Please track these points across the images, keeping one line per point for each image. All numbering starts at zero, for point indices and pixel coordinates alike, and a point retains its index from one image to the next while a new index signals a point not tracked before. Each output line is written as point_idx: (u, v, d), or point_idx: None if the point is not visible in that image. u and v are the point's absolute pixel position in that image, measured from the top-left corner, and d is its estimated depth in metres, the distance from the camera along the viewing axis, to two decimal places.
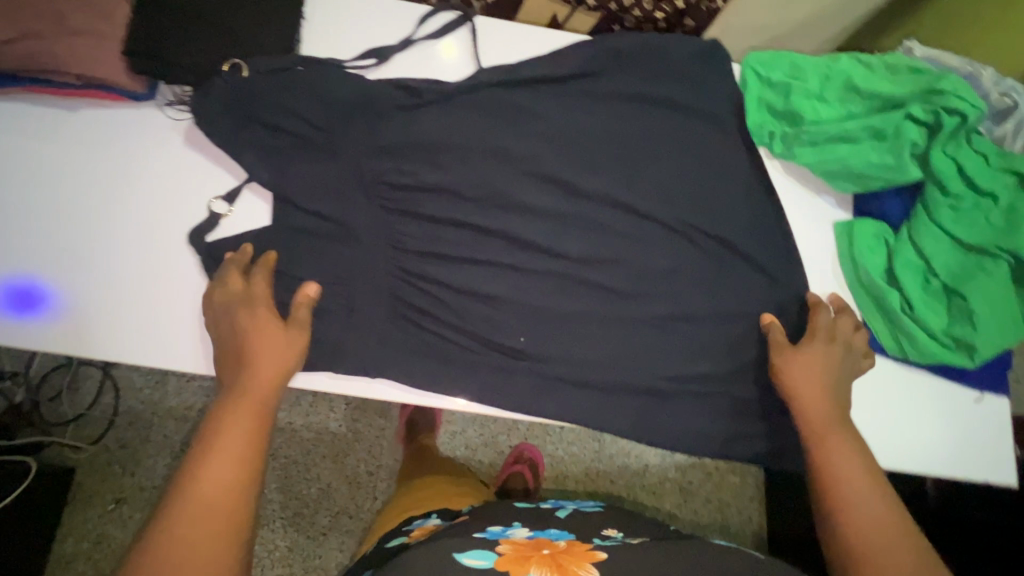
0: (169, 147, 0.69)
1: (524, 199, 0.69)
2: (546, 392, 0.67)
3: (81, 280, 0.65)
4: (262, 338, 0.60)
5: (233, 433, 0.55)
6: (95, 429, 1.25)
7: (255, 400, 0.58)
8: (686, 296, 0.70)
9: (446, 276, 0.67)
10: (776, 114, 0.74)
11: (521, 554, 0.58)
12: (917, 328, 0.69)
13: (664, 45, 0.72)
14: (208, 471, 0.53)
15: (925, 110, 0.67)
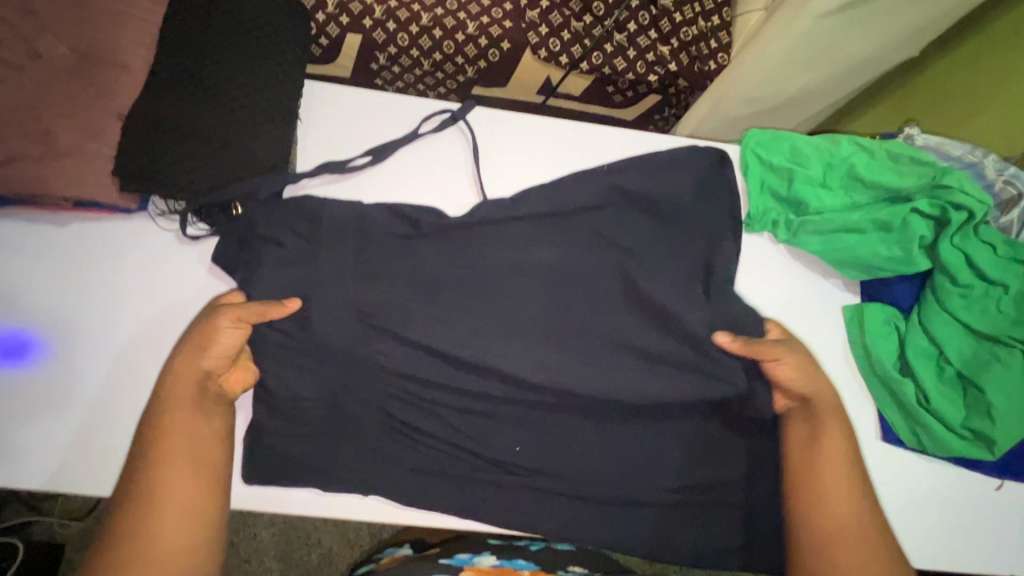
0: (135, 254, 0.67)
1: (524, 302, 0.67)
2: (547, 498, 0.66)
3: (70, 405, 0.62)
4: (184, 353, 0.59)
5: (184, 432, 0.57)
6: (86, 502, 1.20)
7: (188, 373, 0.59)
8: (699, 395, 0.68)
9: (446, 387, 0.66)
10: (780, 200, 0.74)
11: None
12: (935, 421, 0.68)
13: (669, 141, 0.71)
14: (165, 475, 0.55)
15: (931, 205, 0.66)
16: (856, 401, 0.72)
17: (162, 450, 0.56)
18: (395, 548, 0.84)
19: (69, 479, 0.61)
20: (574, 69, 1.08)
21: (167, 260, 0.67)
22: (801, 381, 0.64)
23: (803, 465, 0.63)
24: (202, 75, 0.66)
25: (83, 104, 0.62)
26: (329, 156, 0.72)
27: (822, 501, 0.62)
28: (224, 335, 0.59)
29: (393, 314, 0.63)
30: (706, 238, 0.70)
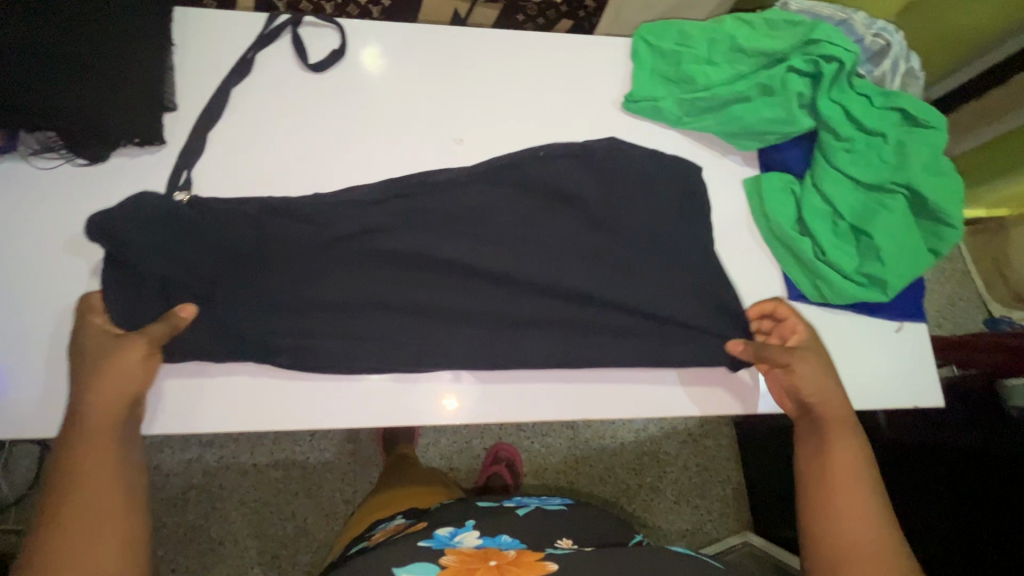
0: (18, 207, 0.64)
1: (431, 216, 0.67)
2: (488, 394, 0.67)
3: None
4: (103, 358, 0.57)
5: (90, 499, 0.51)
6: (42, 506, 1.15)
7: (97, 435, 0.54)
8: (610, 277, 0.69)
9: (364, 307, 0.65)
10: (670, 81, 0.76)
11: (466, 566, 0.62)
12: (832, 272, 0.71)
13: (579, 43, 0.79)
14: (77, 526, 0.49)
15: (806, 62, 0.69)
16: (765, 268, 0.75)
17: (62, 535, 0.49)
18: (388, 521, 0.89)
19: None
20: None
21: (48, 213, 0.64)
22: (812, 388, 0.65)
23: (822, 473, 0.62)
24: None
25: None
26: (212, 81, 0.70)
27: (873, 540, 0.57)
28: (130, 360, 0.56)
29: (294, 245, 0.64)
30: (596, 165, 0.70)
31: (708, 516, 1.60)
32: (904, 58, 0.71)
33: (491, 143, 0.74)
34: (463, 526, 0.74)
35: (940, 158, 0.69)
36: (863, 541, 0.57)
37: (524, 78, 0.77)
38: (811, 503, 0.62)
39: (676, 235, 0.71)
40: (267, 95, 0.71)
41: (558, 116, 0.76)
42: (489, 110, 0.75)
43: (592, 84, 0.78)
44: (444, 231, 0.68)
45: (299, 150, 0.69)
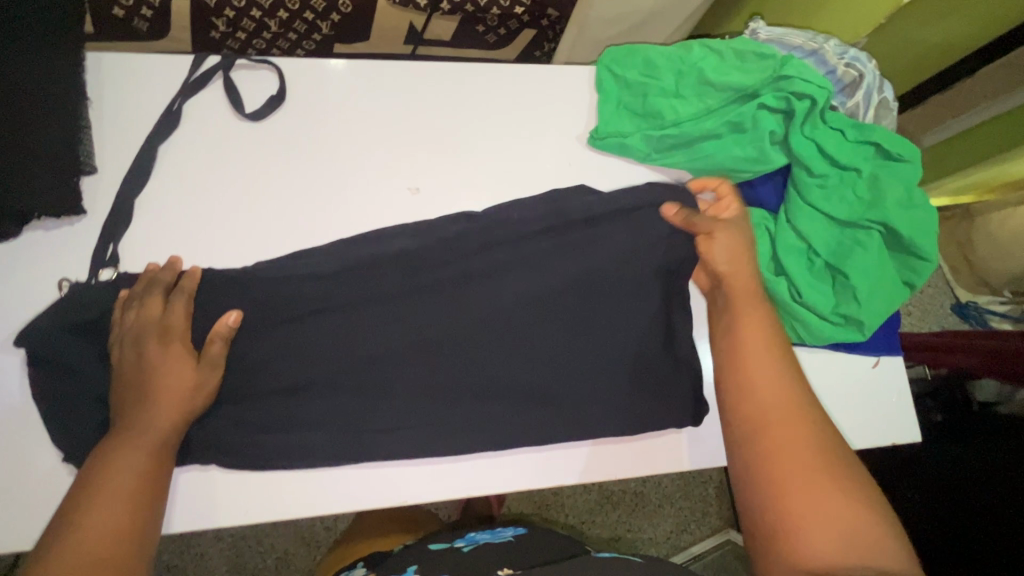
0: None
1: (385, 277, 0.64)
2: (460, 461, 0.63)
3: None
4: (173, 373, 0.56)
5: (108, 491, 0.50)
6: None
7: (140, 447, 0.53)
8: (578, 330, 0.67)
9: (319, 380, 0.61)
10: (637, 116, 0.72)
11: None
12: (808, 313, 0.69)
13: (540, 75, 0.74)
14: (89, 519, 0.48)
15: (777, 98, 0.65)
16: None
17: (77, 520, 0.48)
18: (355, 566, 0.83)
19: None
20: (436, 10, 0.89)
21: None
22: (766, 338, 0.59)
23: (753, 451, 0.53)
24: None
25: None
26: (139, 137, 0.63)
27: (815, 490, 0.49)
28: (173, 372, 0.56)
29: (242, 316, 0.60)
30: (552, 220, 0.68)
31: (692, 516, 1.62)
32: (878, 89, 0.68)
33: (449, 189, 0.69)
34: (403, 573, 0.67)
35: (915, 192, 0.67)
36: (809, 497, 0.49)
37: (484, 115, 0.72)
38: (748, 475, 0.53)
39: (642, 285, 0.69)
40: (198, 150, 0.64)
41: (521, 154, 0.71)
42: (446, 152, 0.70)
43: (556, 120, 0.73)
44: (407, 290, 0.65)
45: (238, 209, 0.63)
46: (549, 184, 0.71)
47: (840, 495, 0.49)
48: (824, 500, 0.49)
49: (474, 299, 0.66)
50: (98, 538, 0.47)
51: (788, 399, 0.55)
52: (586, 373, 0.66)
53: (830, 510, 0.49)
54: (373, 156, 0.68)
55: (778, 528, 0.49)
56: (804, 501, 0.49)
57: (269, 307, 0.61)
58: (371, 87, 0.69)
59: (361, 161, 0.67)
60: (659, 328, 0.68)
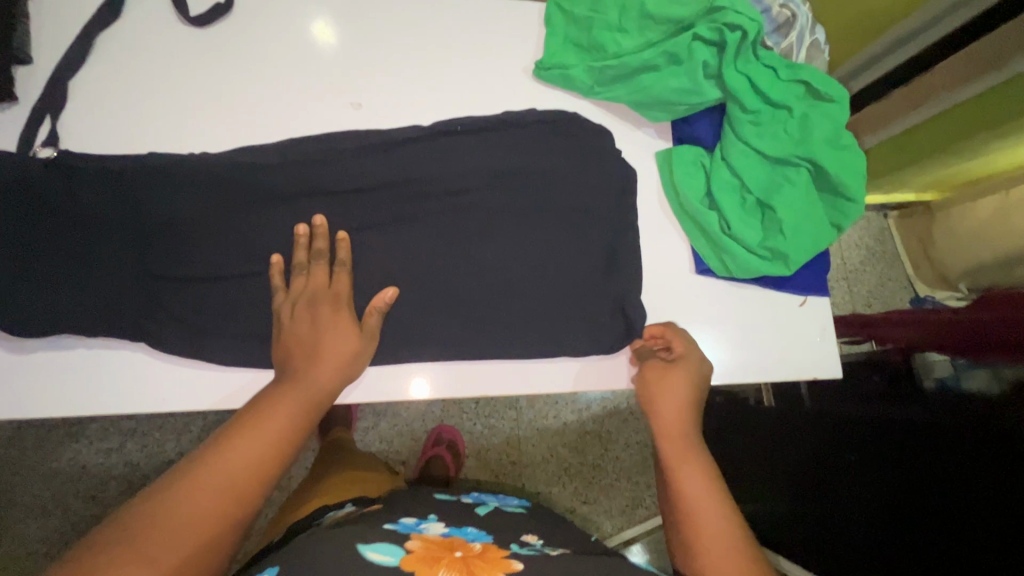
0: None
1: (326, 182, 0.64)
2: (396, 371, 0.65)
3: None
4: (336, 333, 0.59)
5: (252, 443, 0.52)
6: None
7: (309, 396, 0.56)
8: (516, 251, 0.68)
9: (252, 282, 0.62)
10: (582, 49, 0.74)
11: (431, 554, 0.56)
12: (737, 245, 0.71)
13: (490, 8, 0.75)
14: (236, 447, 0.51)
15: (711, 29, 0.67)
16: (674, 241, 0.74)
17: (215, 459, 0.50)
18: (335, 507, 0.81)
19: None
20: None
21: None
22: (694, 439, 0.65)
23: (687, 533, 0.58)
24: None
25: None
26: (78, 32, 0.63)
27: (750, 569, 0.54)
28: (334, 334, 0.59)
29: (172, 209, 0.59)
30: (498, 144, 0.69)
31: (650, 491, 1.63)
32: (809, 31, 0.70)
33: (395, 107, 0.69)
34: (426, 518, 0.70)
35: (842, 131, 0.70)
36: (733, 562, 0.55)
37: (432, 40, 0.72)
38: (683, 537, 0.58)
39: (581, 210, 0.70)
40: (144, 55, 0.64)
41: (468, 80, 0.72)
42: (394, 73, 0.70)
43: (506, 50, 0.75)
44: (349, 202, 0.65)
45: (181, 111, 0.64)
46: (494, 111, 0.72)
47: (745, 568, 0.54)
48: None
49: (414, 216, 0.67)
50: (221, 491, 0.48)
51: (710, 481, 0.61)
52: (520, 294, 0.67)
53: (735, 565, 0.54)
54: (319, 71, 0.68)
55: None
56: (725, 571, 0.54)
57: (201, 206, 0.60)
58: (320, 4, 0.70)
59: (307, 73, 0.68)
60: (596, 255, 0.70)
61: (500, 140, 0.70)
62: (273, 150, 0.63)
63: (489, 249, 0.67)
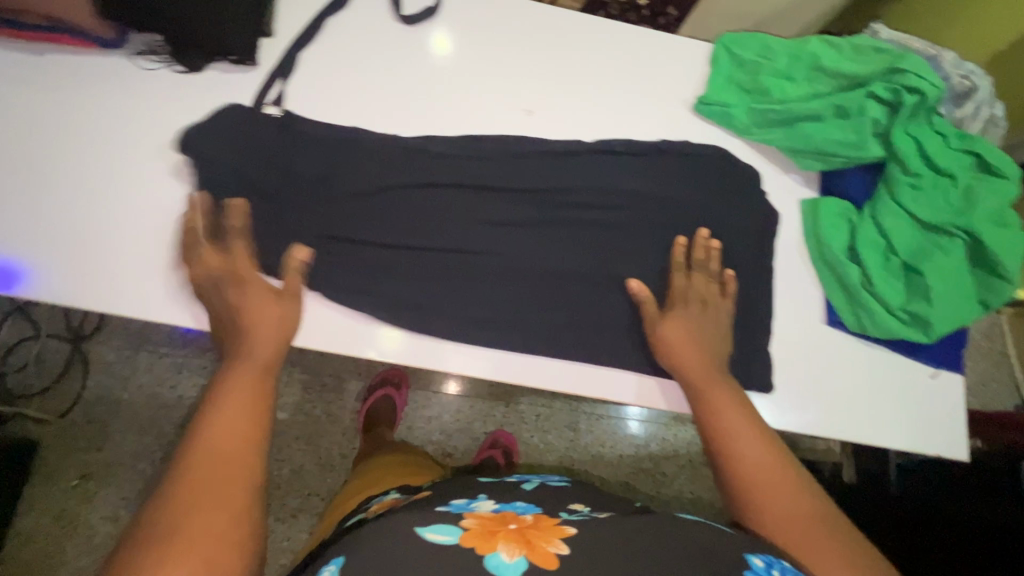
0: (117, 107, 0.69)
1: (491, 177, 0.70)
2: (528, 357, 0.68)
3: (22, 224, 0.65)
4: (259, 302, 0.60)
5: (222, 427, 0.49)
6: (63, 404, 1.38)
7: (258, 364, 0.56)
8: (651, 269, 0.70)
9: (414, 254, 0.68)
10: (744, 92, 0.77)
11: (488, 529, 0.50)
12: (875, 302, 0.70)
13: (660, 43, 0.80)
14: (202, 442, 0.48)
15: (887, 90, 0.69)
16: (806, 288, 0.74)
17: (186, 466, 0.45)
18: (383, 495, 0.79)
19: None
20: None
21: (141, 110, 0.69)
22: (703, 380, 0.63)
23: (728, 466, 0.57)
24: None
25: None
26: (310, 16, 0.73)
27: (801, 505, 0.53)
28: (261, 304, 0.60)
29: (363, 177, 0.68)
30: (654, 166, 0.73)
31: None
32: (987, 104, 0.70)
33: (560, 119, 0.75)
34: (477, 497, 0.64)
35: (1009, 208, 0.68)
36: (777, 498, 0.53)
37: (603, 65, 0.78)
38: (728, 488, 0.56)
39: (723, 242, 0.71)
40: (357, 42, 0.73)
41: (628, 103, 0.77)
42: (564, 89, 0.76)
43: (670, 84, 0.79)
44: (508, 197, 0.70)
45: (379, 95, 0.72)
46: (650, 136, 0.76)
47: (794, 504, 0.53)
48: (797, 507, 0.52)
49: (564, 219, 0.71)
50: (217, 487, 0.45)
51: (739, 421, 0.60)
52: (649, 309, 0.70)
53: (775, 496, 0.53)
54: (500, 78, 0.75)
55: (752, 516, 0.53)
56: (777, 510, 0.52)
57: (385, 179, 0.68)
58: (511, 21, 0.77)
59: (489, 78, 0.75)
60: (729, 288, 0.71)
61: (654, 162, 0.73)
62: (451, 141, 0.71)
63: (627, 264, 0.70)
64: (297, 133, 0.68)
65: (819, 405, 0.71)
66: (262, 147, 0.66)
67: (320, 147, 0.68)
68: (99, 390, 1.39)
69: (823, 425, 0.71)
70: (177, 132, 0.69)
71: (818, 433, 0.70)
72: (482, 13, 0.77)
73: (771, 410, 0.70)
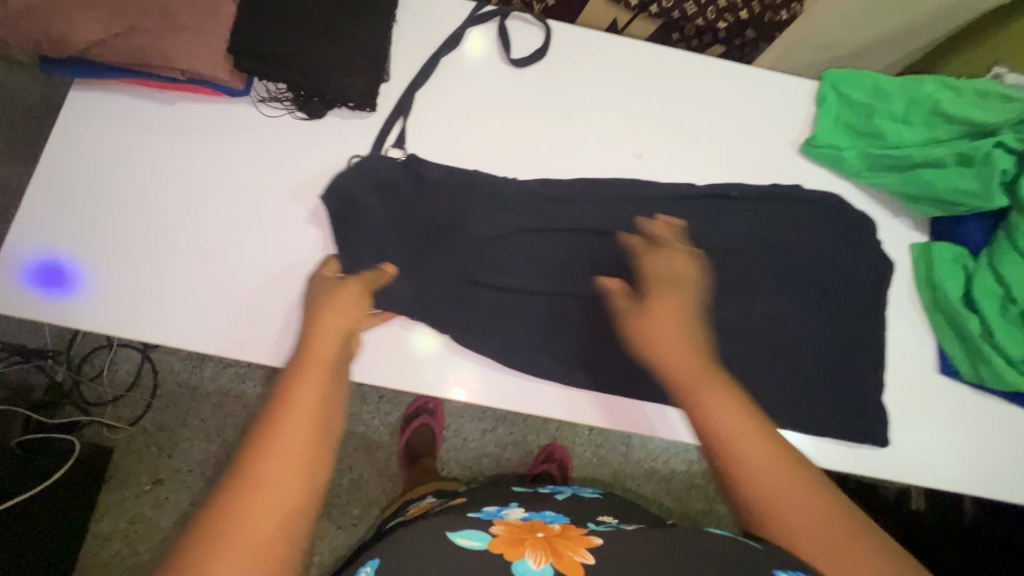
0: (243, 151, 0.70)
1: (605, 222, 0.71)
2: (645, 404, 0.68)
3: (152, 265, 0.66)
4: (341, 315, 0.56)
5: (288, 448, 0.42)
6: (134, 410, 1.35)
7: (325, 374, 0.48)
8: (763, 316, 0.71)
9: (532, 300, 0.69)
10: (857, 134, 0.76)
11: (515, 535, 0.48)
12: (995, 355, 0.68)
13: (767, 82, 0.80)
14: (273, 465, 0.41)
15: (1017, 140, 0.68)
16: (917, 335, 0.74)
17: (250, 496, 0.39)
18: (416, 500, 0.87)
19: (127, 320, 0.65)
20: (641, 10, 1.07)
21: (266, 154, 0.70)
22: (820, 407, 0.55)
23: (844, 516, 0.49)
24: None
25: None
26: (424, 60, 0.74)
27: None
28: (339, 312, 0.56)
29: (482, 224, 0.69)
30: (766, 210, 0.73)
31: None
32: None
33: (670, 162, 0.75)
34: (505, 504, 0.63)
35: None
36: None
37: (710, 106, 0.78)
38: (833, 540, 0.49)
39: (837, 289, 0.71)
40: (470, 84, 0.74)
41: (736, 145, 0.77)
42: (672, 130, 0.76)
43: (778, 124, 0.78)
44: (622, 243, 0.71)
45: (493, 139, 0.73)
46: (759, 180, 0.76)
47: None
48: None
49: None
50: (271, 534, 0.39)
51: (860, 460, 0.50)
52: (764, 356, 0.70)
53: None
54: (610, 119, 0.75)
55: None
56: None
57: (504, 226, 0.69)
58: (619, 61, 0.77)
59: (600, 121, 0.75)
60: (843, 335, 0.70)
61: (765, 209, 0.73)
62: (566, 187, 0.72)
63: (741, 310, 0.71)
64: (419, 178, 0.69)
65: (934, 455, 0.70)
66: (387, 194, 0.68)
67: (441, 194, 0.69)
68: (166, 399, 1.36)
69: (938, 476, 0.70)
70: (301, 177, 0.70)
71: (934, 484, 0.70)
72: (590, 52, 0.77)
73: (886, 459, 0.70)
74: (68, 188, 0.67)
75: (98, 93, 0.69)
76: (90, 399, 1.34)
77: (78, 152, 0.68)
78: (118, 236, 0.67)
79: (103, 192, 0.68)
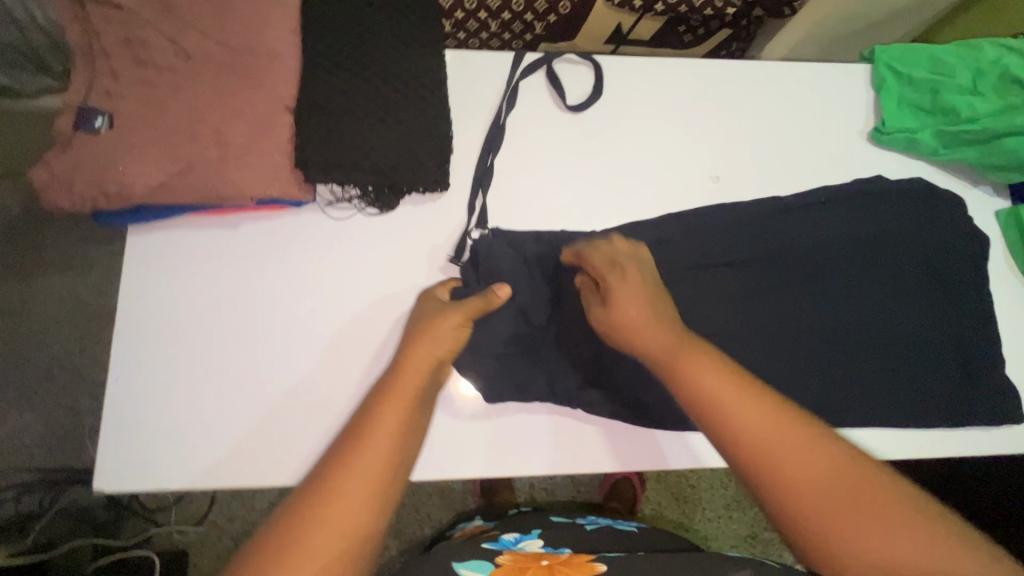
0: (321, 260, 0.67)
1: (703, 254, 0.69)
2: None
3: (258, 399, 0.62)
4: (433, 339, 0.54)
5: (359, 481, 0.43)
6: (197, 509, 1.15)
7: (407, 395, 0.49)
8: (877, 316, 0.70)
9: None
10: (925, 112, 0.75)
11: (519, 565, 0.54)
12: None
13: (824, 75, 0.78)
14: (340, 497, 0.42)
15: None
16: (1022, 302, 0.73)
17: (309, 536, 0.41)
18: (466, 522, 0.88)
19: (243, 465, 0.61)
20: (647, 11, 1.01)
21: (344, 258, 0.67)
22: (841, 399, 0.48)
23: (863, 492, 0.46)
24: (355, 53, 0.64)
25: (246, 96, 0.61)
26: (481, 125, 0.71)
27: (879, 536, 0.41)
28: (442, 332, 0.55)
29: None
30: (855, 211, 0.72)
31: None
32: None
33: (749, 179, 0.73)
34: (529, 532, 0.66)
35: None
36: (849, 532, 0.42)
37: (774, 112, 0.76)
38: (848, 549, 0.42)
39: (939, 276, 0.71)
40: (533, 141, 0.71)
41: (808, 147, 0.75)
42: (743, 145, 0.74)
43: (844, 117, 0.77)
44: (721, 272, 0.70)
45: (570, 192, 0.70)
46: (837, 178, 0.75)
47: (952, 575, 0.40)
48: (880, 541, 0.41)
49: (781, 283, 0.70)
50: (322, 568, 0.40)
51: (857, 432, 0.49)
52: (888, 357, 0.69)
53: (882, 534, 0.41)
54: (681, 147, 0.73)
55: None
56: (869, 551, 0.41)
57: None
58: (676, 85, 0.75)
59: (671, 152, 0.73)
60: (954, 320, 0.70)
61: (852, 209, 0.72)
62: (657, 227, 0.69)
63: (856, 315, 0.70)
64: (510, 251, 0.66)
65: None
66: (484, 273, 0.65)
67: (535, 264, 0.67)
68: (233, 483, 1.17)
69: None
70: (388, 273, 0.67)
71: None
72: (646, 81, 0.74)
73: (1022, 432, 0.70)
74: (149, 336, 0.63)
75: (158, 234, 0.65)
76: (149, 505, 1.15)
77: (150, 298, 0.64)
78: (215, 378, 0.63)
79: (190, 334, 0.63)
